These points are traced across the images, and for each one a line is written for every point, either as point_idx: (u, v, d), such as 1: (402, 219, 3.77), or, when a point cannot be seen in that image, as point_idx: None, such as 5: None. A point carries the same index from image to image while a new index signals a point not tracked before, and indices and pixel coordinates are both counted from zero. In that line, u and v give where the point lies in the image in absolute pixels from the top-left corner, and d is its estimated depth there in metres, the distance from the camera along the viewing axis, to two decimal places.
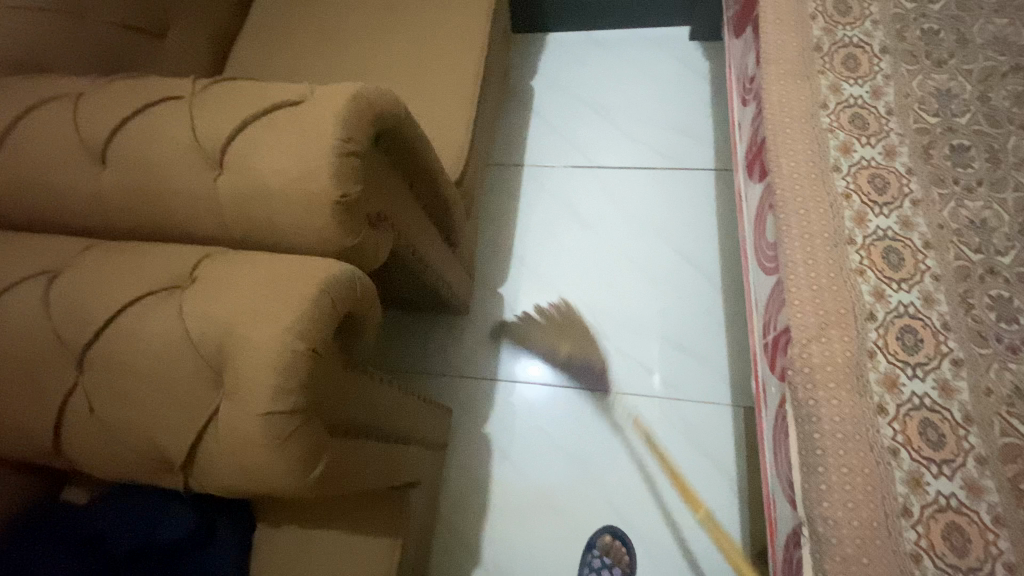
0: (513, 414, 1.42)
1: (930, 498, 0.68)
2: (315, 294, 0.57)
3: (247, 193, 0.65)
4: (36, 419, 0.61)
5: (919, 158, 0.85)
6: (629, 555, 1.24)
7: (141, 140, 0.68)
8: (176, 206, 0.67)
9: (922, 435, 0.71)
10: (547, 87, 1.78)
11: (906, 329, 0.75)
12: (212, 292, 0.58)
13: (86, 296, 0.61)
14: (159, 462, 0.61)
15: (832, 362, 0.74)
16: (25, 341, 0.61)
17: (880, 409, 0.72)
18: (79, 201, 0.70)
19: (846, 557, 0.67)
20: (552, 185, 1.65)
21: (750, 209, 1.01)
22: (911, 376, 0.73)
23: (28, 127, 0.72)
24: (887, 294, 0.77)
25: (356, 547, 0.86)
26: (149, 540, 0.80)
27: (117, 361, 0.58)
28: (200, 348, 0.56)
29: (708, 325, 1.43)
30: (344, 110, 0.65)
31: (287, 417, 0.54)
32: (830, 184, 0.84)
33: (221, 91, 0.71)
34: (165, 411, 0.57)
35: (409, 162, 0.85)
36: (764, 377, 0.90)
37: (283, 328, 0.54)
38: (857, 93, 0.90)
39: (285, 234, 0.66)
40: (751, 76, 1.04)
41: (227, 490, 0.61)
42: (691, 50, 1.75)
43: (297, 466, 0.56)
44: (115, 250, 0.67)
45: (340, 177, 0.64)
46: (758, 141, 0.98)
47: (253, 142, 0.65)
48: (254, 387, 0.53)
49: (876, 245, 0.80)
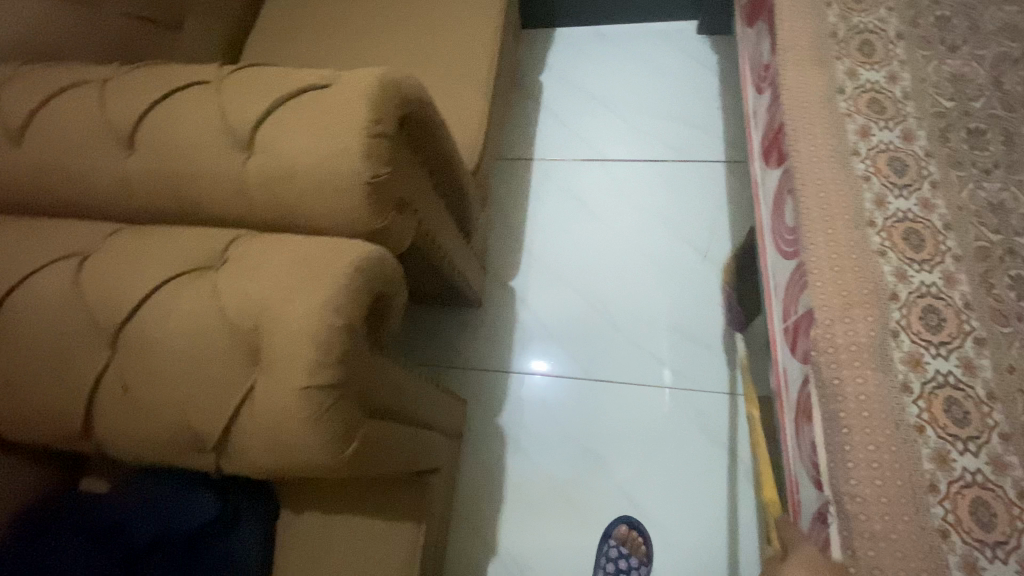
0: (527, 406, 1.42)
1: (956, 475, 0.68)
2: (350, 272, 0.57)
3: (277, 175, 0.65)
4: (66, 400, 0.61)
5: (936, 141, 0.86)
6: (645, 546, 1.23)
7: (171, 124, 0.68)
8: (206, 188, 0.67)
9: (947, 412, 0.71)
10: (555, 82, 1.78)
11: (929, 308, 0.76)
12: (248, 271, 0.59)
13: (118, 276, 0.61)
14: (192, 442, 0.61)
15: (856, 342, 0.75)
16: (55, 324, 0.61)
17: (905, 387, 0.73)
18: (107, 186, 0.70)
19: (874, 533, 0.67)
20: (562, 178, 1.66)
21: (767, 195, 1.02)
22: (935, 354, 0.74)
23: (54, 113, 0.72)
24: (909, 275, 0.78)
25: (380, 531, 0.86)
26: (175, 528, 0.80)
27: (152, 340, 0.58)
28: (236, 324, 0.56)
29: (721, 315, 1.43)
30: (373, 92, 0.66)
31: (324, 391, 0.54)
32: (849, 167, 0.85)
33: (247, 75, 0.71)
34: (200, 390, 0.57)
35: (431, 148, 0.86)
36: (785, 361, 0.91)
37: (321, 304, 0.55)
38: (874, 78, 0.90)
39: (315, 216, 0.66)
40: (766, 64, 1.04)
41: (261, 469, 0.61)
42: (698, 43, 1.75)
43: (334, 441, 0.56)
44: (144, 232, 0.67)
45: (370, 158, 0.64)
46: (775, 127, 0.98)
47: (282, 125, 0.66)
48: (292, 362, 0.53)
49: (896, 226, 0.81)
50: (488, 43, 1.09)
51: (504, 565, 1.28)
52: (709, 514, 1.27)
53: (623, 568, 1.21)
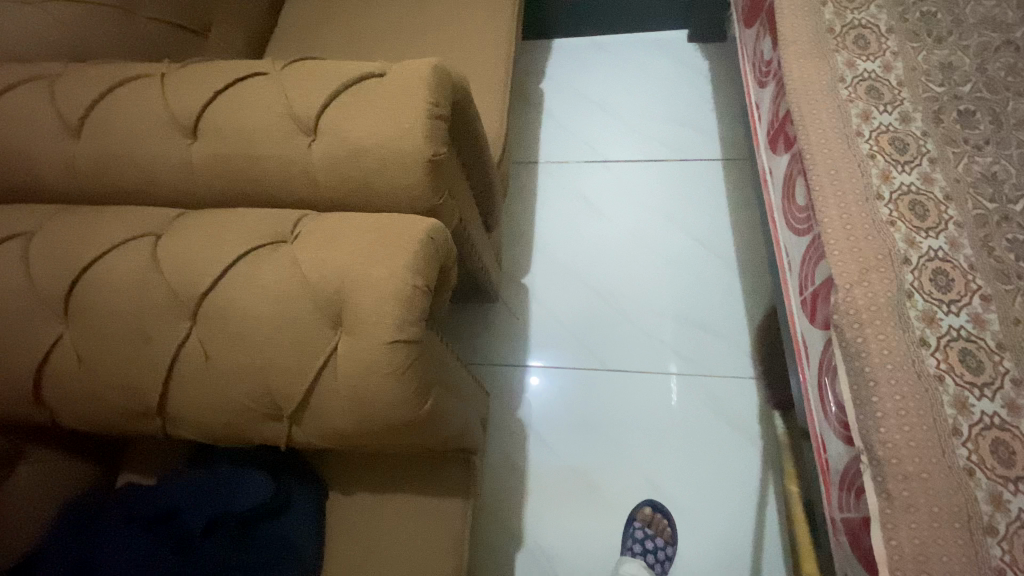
0: (546, 398, 1.45)
1: (976, 418, 0.74)
2: (424, 239, 0.61)
3: (342, 156, 0.69)
4: (142, 375, 0.62)
5: (931, 122, 0.94)
6: (670, 527, 1.26)
7: (235, 112, 0.72)
8: (271, 171, 0.71)
9: (963, 362, 0.78)
10: (556, 89, 1.86)
11: (938, 271, 0.83)
12: (325, 242, 0.62)
13: (194, 251, 0.64)
14: (270, 409, 0.63)
15: (875, 303, 0.81)
16: (132, 297, 0.62)
17: (922, 341, 0.79)
18: (171, 172, 0.73)
19: (907, 475, 0.72)
20: (568, 178, 1.72)
21: (775, 179, 1.10)
22: (947, 311, 0.80)
23: (115, 105, 0.75)
24: (917, 241, 0.85)
25: (429, 509, 0.88)
26: (227, 510, 0.78)
27: (232, 308, 0.60)
28: (318, 290, 0.59)
29: (728, 299, 1.50)
30: (430, 76, 0.70)
31: (408, 348, 0.57)
32: (855, 147, 0.93)
33: (304, 67, 0.75)
34: (280, 356, 0.59)
35: (468, 138, 0.90)
36: (804, 332, 0.97)
37: (403, 266, 0.58)
38: (870, 68, 0.99)
39: (379, 194, 0.70)
40: (767, 60, 1.13)
41: (337, 434, 0.64)
42: (689, 50, 1.86)
43: (413, 398, 0.59)
44: (210, 214, 0.70)
45: (431, 137, 0.68)
46: (781, 115, 1.06)
47: (346, 109, 0.70)
48: (377, 320, 0.56)
49: (901, 199, 0.88)
50: (506, 41, 1.15)
51: (532, 554, 1.30)
52: (732, 494, 1.30)
53: (650, 548, 1.23)
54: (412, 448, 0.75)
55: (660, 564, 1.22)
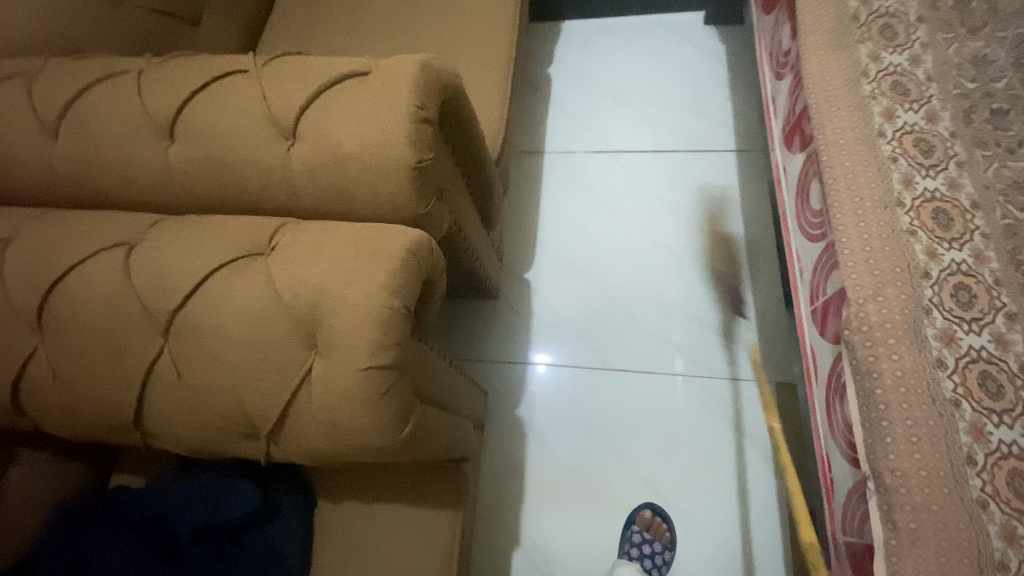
0: (545, 396, 1.42)
1: (993, 447, 0.70)
2: (404, 255, 0.58)
3: (322, 162, 0.65)
4: (116, 391, 0.61)
5: (961, 122, 0.87)
6: (669, 531, 1.24)
7: (212, 113, 0.68)
8: (249, 177, 0.68)
9: (982, 386, 0.73)
10: (565, 74, 1.79)
11: (960, 286, 0.77)
12: (299, 257, 0.59)
13: (166, 264, 0.61)
14: (246, 428, 0.61)
15: (890, 319, 0.76)
16: (104, 312, 0.60)
17: (940, 362, 0.74)
18: (149, 177, 0.70)
19: (915, 505, 0.68)
20: (574, 169, 1.66)
21: (789, 179, 1.04)
22: (967, 330, 0.75)
23: (91, 105, 0.72)
24: (940, 253, 0.79)
25: (418, 518, 0.86)
26: (214, 521, 0.78)
27: (204, 326, 0.58)
28: (290, 310, 0.56)
29: (737, 299, 1.45)
30: (416, 75, 0.66)
31: (384, 373, 0.54)
32: (876, 148, 0.86)
33: (286, 64, 0.71)
34: (253, 377, 0.57)
35: (461, 136, 0.86)
36: (813, 343, 0.92)
37: (379, 286, 0.55)
38: (897, 61, 0.92)
39: (362, 203, 0.66)
40: (786, 50, 1.06)
41: (315, 455, 0.62)
42: (706, 34, 1.77)
43: (391, 424, 0.56)
44: (187, 222, 0.67)
45: (416, 142, 0.64)
46: (798, 111, 0.99)
47: (326, 111, 0.66)
48: (352, 343, 0.53)
49: (924, 206, 0.82)
50: (506, 30, 1.10)
51: (529, 554, 1.29)
52: (732, 499, 1.27)
53: (647, 553, 1.22)
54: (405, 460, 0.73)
55: (657, 569, 1.21)
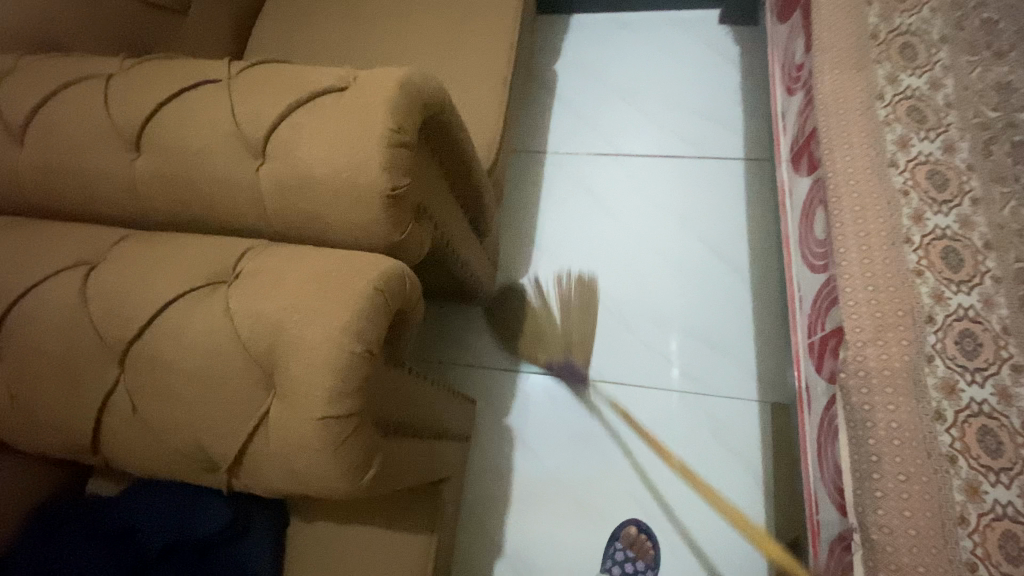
0: (533, 406, 1.40)
1: (987, 507, 0.67)
2: (369, 294, 0.55)
3: (292, 186, 0.62)
4: (72, 419, 0.59)
5: (978, 155, 0.82)
6: (654, 549, 1.22)
7: (180, 126, 0.65)
8: (217, 197, 0.64)
9: (980, 442, 0.69)
10: (571, 71, 1.73)
11: (966, 333, 0.73)
12: (260, 290, 0.56)
13: (124, 290, 0.58)
14: (207, 462, 0.59)
15: (889, 366, 0.72)
16: (61, 337, 0.58)
17: (938, 415, 0.70)
18: (116, 190, 0.67)
19: (901, 565, 0.65)
20: (576, 171, 1.61)
21: (793, 203, 0.99)
22: (970, 381, 0.72)
23: (57, 111, 0.69)
24: (946, 296, 0.75)
25: (388, 542, 0.84)
26: (182, 538, 0.77)
27: (163, 359, 0.55)
28: (250, 348, 0.54)
29: (736, 316, 1.40)
30: (393, 97, 0.62)
31: (342, 422, 0.52)
32: (887, 179, 0.82)
33: (259, 75, 0.67)
34: (211, 415, 0.55)
35: (448, 150, 0.82)
36: (808, 379, 0.89)
37: (339, 329, 0.52)
38: (915, 84, 0.87)
39: (332, 228, 0.63)
40: (799, 64, 1.00)
41: (276, 492, 0.59)
42: (720, 32, 1.69)
43: (351, 472, 0.54)
44: (152, 241, 0.64)
45: (389, 168, 0.61)
46: (807, 131, 0.94)
47: (297, 130, 0.62)
48: (310, 390, 0.51)
49: (934, 245, 0.78)
50: (505, 32, 1.05)
51: (511, 565, 1.28)
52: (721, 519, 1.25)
53: (630, 571, 1.20)
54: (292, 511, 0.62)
55: None
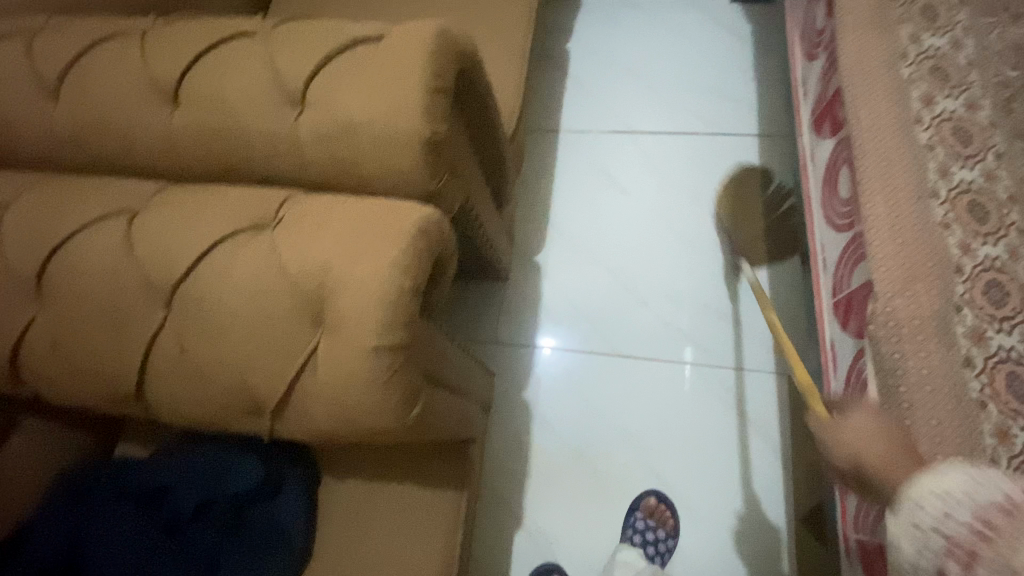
0: (549, 380, 1.41)
1: (1017, 450, 0.67)
2: (415, 232, 0.56)
3: (333, 134, 0.63)
4: (117, 363, 0.59)
5: (1001, 111, 0.83)
6: (673, 518, 1.23)
7: (219, 77, 0.66)
8: (256, 146, 0.65)
9: (1010, 387, 0.70)
10: (583, 50, 1.73)
11: (993, 283, 0.74)
12: (308, 231, 0.57)
13: (169, 234, 0.59)
14: (252, 404, 0.60)
15: (919, 316, 0.73)
16: (105, 281, 0.59)
17: (968, 362, 0.71)
18: (153, 143, 0.68)
19: None
20: (590, 149, 1.62)
21: (816, 167, 1.00)
22: (998, 329, 0.72)
23: (93, 66, 0.69)
24: (973, 248, 0.76)
25: (420, 500, 0.85)
26: (216, 494, 0.78)
27: (211, 299, 0.56)
28: (300, 286, 0.55)
29: (752, 289, 1.40)
30: (431, 44, 0.63)
31: (392, 353, 0.53)
32: (912, 136, 0.82)
33: (294, 28, 0.68)
34: (261, 354, 0.56)
35: (477, 111, 0.83)
36: (834, 338, 0.90)
37: (389, 264, 0.53)
38: (937, 44, 0.88)
39: (372, 176, 0.64)
40: (820, 29, 1.01)
41: (322, 434, 0.60)
42: (731, 11, 1.70)
43: (399, 404, 0.55)
44: (192, 191, 0.65)
45: (429, 114, 0.62)
46: (830, 94, 0.95)
47: (337, 79, 0.63)
48: (361, 322, 0.52)
49: (960, 198, 0.78)
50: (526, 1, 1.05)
51: (531, 537, 1.28)
52: (741, 490, 1.26)
53: (651, 539, 1.21)
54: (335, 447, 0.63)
55: (660, 556, 1.20)
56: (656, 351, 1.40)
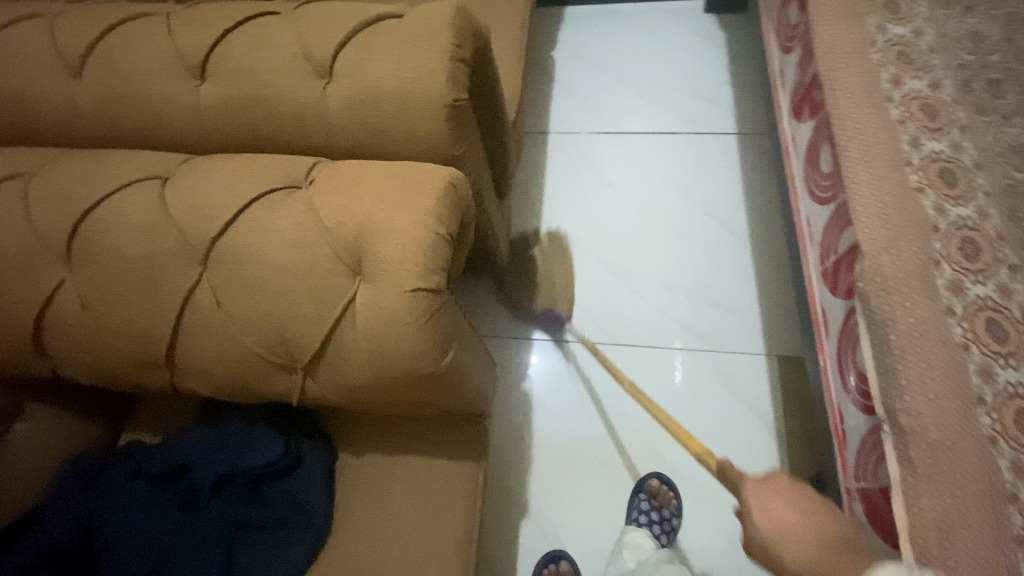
0: (553, 372, 1.37)
1: (1001, 387, 0.72)
2: (446, 186, 0.59)
3: (361, 101, 0.66)
4: (151, 322, 0.60)
5: (962, 90, 0.91)
6: (677, 499, 1.19)
7: (248, 51, 0.68)
8: (285, 116, 0.68)
9: (989, 331, 0.76)
10: (569, 58, 1.81)
11: (967, 240, 0.81)
12: (344, 189, 0.60)
13: (203, 193, 0.61)
14: (284, 359, 0.60)
15: (903, 270, 0.79)
16: (140, 240, 0.60)
17: (949, 310, 0.77)
18: (179, 115, 0.70)
19: (931, 442, 0.71)
20: (578, 148, 1.67)
21: (798, 148, 1.07)
22: (974, 280, 0.78)
23: (119, 43, 0.71)
24: (946, 209, 0.83)
25: (438, 473, 0.85)
26: (236, 467, 0.78)
27: (249, 253, 0.58)
28: (338, 237, 0.57)
29: (740, 275, 1.45)
30: (452, 17, 0.67)
31: (432, 296, 0.56)
32: (885, 112, 0.90)
33: (318, 7, 0.71)
34: (297, 304, 0.57)
35: (486, 94, 0.87)
36: (824, 304, 0.95)
37: (425, 213, 0.57)
38: (901, 33, 0.96)
39: (398, 141, 0.67)
40: (795, 23, 1.09)
41: (356, 388, 0.61)
42: (707, 21, 1.81)
43: (435, 349, 0.57)
44: (220, 158, 0.67)
45: (453, 81, 0.65)
46: (808, 81, 1.03)
47: (363, 51, 0.66)
48: (400, 265, 0.55)
49: (932, 165, 0.86)
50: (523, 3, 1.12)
51: (536, 525, 1.23)
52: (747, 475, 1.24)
53: (656, 519, 1.17)
54: (369, 402, 0.64)
55: (666, 535, 1.16)
56: (659, 337, 1.40)
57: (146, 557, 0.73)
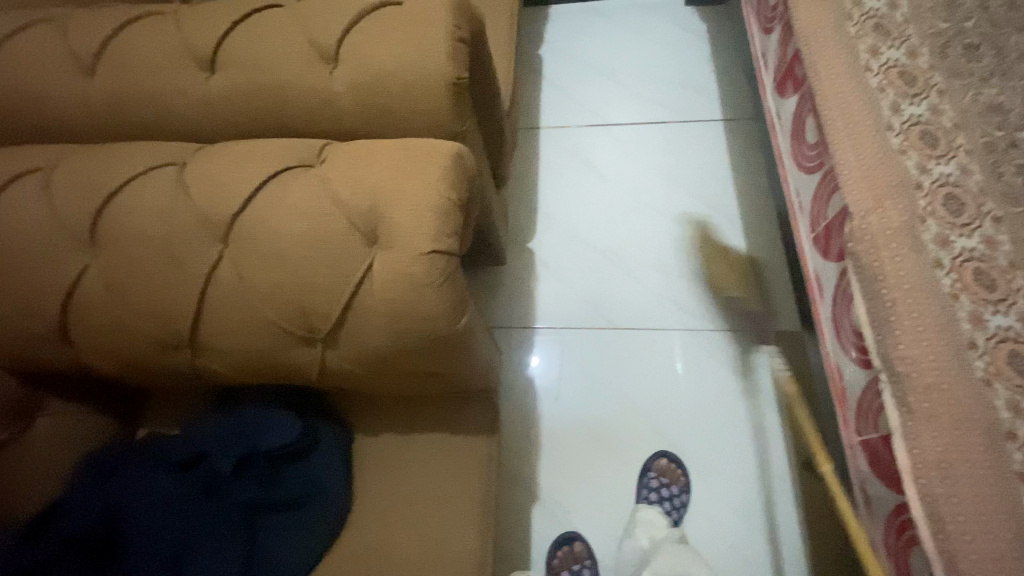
0: (554, 362, 1.39)
1: (991, 331, 0.76)
2: (453, 157, 0.63)
3: (366, 83, 0.69)
4: (172, 300, 0.62)
5: (938, 56, 0.95)
6: (684, 475, 1.22)
7: (254, 42, 0.71)
8: (294, 103, 0.71)
9: (976, 280, 0.79)
10: (555, 56, 1.86)
11: (949, 196, 0.85)
12: (356, 166, 0.63)
13: (222, 176, 0.64)
14: (302, 331, 0.62)
15: (891, 227, 0.82)
16: (161, 223, 0.63)
17: (937, 263, 0.81)
18: (191, 107, 0.73)
19: (927, 386, 0.73)
20: (570, 142, 1.71)
21: (783, 122, 1.11)
22: (959, 234, 0.82)
23: (128, 41, 0.74)
24: (929, 168, 0.87)
25: (453, 448, 0.87)
26: (254, 450, 0.78)
27: (267, 228, 0.61)
28: (352, 210, 0.60)
29: (733, 255, 1.48)
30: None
31: (446, 259, 0.59)
32: (864, 81, 0.94)
33: None
34: (313, 275, 0.60)
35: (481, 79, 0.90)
36: (816, 268, 0.99)
37: (435, 182, 0.60)
38: (876, 6, 1.01)
39: (403, 120, 0.70)
40: (774, 4, 1.13)
41: (372, 356, 0.63)
42: (688, 14, 1.86)
43: (450, 311, 0.59)
44: (231, 144, 0.69)
45: (455, 59, 0.68)
46: (789, 57, 1.07)
47: (366, 36, 0.69)
48: (415, 231, 0.58)
49: (913, 129, 0.90)
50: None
51: (546, 507, 1.24)
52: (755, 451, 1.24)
53: (665, 496, 1.19)
54: (384, 372, 0.66)
55: (675, 511, 1.18)
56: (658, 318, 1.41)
57: (173, 541, 0.74)
